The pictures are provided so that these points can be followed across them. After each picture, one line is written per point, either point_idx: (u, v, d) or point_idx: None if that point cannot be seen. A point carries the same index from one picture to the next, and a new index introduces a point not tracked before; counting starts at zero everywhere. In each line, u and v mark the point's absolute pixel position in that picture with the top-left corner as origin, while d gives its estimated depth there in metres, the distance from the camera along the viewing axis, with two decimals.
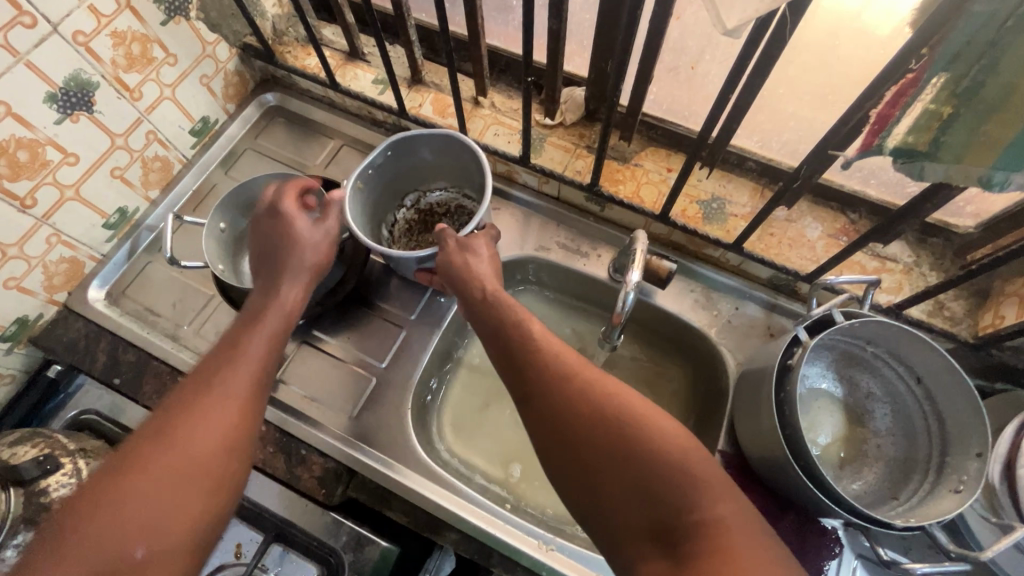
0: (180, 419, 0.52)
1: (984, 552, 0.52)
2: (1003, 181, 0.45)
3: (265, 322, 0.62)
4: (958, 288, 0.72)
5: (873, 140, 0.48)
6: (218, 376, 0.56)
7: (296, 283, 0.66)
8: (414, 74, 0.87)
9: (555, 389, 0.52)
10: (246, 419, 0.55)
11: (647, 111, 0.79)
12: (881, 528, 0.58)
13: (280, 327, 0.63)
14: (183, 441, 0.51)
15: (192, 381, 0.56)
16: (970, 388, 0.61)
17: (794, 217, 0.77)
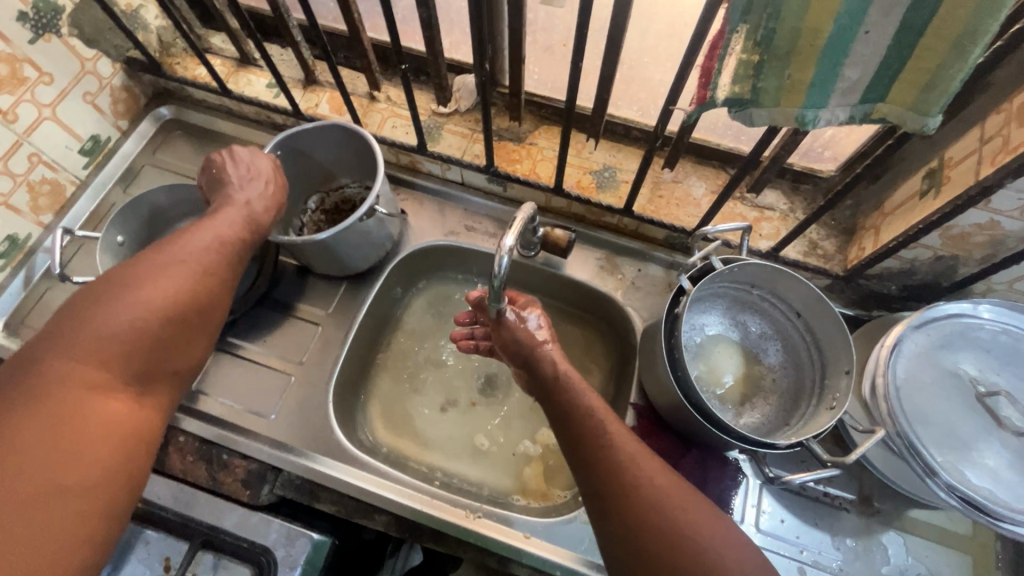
0: (148, 270, 0.54)
1: (850, 456, 0.58)
2: (814, 118, 0.50)
3: (225, 215, 0.62)
4: (828, 228, 0.78)
5: (706, 93, 0.51)
6: (181, 244, 0.57)
7: (258, 195, 0.66)
8: (306, 75, 0.88)
9: (608, 467, 0.53)
10: (208, 286, 0.57)
11: (534, 91, 0.82)
12: (768, 450, 0.63)
13: (242, 225, 0.63)
14: (151, 289, 0.53)
15: (159, 245, 0.57)
16: (833, 312, 0.67)
17: (680, 178, 0.82)
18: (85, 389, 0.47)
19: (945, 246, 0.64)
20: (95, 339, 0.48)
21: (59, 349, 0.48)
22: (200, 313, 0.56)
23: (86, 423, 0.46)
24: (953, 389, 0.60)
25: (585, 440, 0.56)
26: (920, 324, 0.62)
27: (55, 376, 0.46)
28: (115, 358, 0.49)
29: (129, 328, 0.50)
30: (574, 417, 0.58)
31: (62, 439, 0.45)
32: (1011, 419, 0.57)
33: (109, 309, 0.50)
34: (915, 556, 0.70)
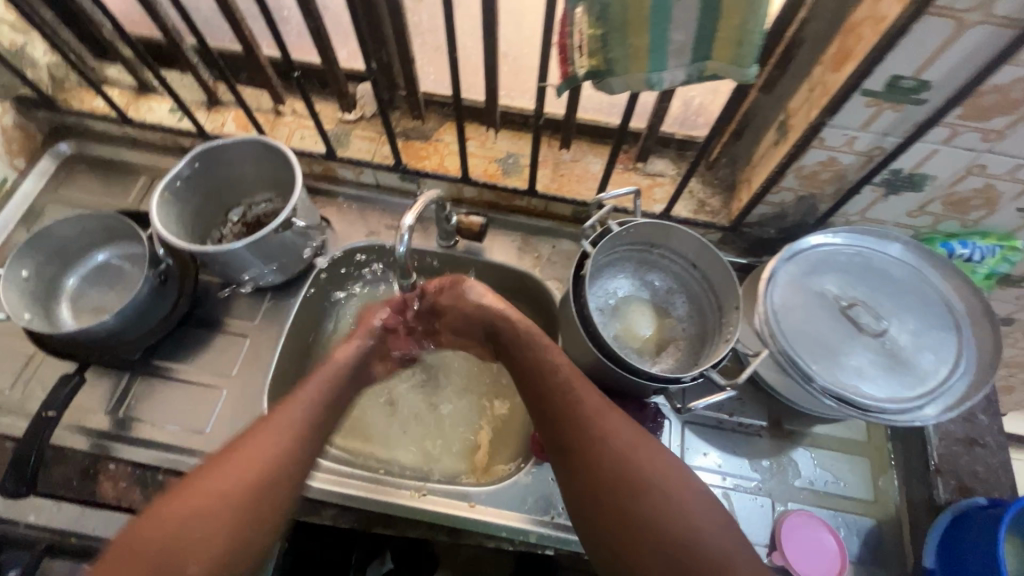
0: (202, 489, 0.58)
1: (741, 375, 0.65)
2: (659, 80, 0.57)
3: (263, 430, 0.63)
4: (713, 187, 0.87)
5: (567, 69, 0.59)
6: (230, 461, 0.60)
7: (344, 348, 0.73)
8: (209, 96, 0.89)
9: (585, 457, 0.62)
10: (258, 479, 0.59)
11: (433, 90, 0.87)
12: (676, 385, 0.69)
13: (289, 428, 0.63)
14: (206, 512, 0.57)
15: (218, 460, 0.61)
16: (717, 257, 0.75)
17: (579, 156, 0.89)
18: (279, 472, 0.61)
19: (802, 186, 0.74)
20: (278, 432, 0.62)
21: (253, 433, 0.63)
22: (252, 511, 0.58)
23: (278, 501, 0.60)
24: (822, 307, 0.67)
25: (564, 418, 0.64)
26: (789, 256, 0.70)
27: (245, 466, 0.59)
28: (310, 435, 0.65)
29: (319, 408, 0.67)
30: (563, 388, 0.65)
31: (266, 513, 0.59)
32: (869, 324, 0.65)
33: (287, 404, 0.65)
34: (822, 466, 0.77)
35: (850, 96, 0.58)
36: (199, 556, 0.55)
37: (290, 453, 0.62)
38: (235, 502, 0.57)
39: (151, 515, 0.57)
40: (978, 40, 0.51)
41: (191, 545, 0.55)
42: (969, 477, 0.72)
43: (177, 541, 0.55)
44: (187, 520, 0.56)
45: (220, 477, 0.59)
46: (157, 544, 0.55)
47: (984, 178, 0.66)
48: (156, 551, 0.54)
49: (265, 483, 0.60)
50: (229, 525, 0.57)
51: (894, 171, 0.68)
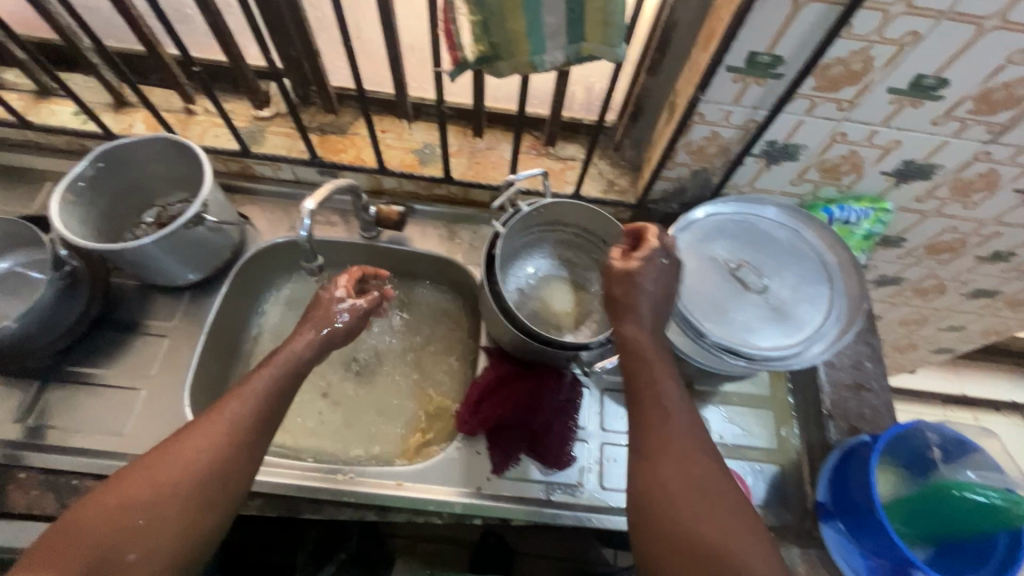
0: (158, 468, 0.53)
1: None
2: (542, 62, 0.61)
3: (229, 412, 0.57)
4: (620, 168, 0.92)
5: (457, 55, 0.61)
6: (189, 444, 0.54)
7: (306, 330, 0.66)
8: (114, 98, 0.88)
9: (656, 420, 0.56)
10: (227, 466, 0.55)
11: (345, 85, 0.89)
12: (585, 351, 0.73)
13: (254, 416, 0.58)
14: (161, 497, 0.52)
15: (177, 439, 0.55)
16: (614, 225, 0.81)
17: (494, 144, 0.92)
18: (227, 465, 0.55)
19: (694, 160, 0.79)
20: (230, 420, 0.56)
21: (200, 423, 0.56)
22: (209, 503, 0.53)
23: (225, 497, 0.54)
24: (714, 270, 0.73)
25: (642, 371, 0.59)
26: (683, 226, 0.75)
27: (191, 455, 0.54)
28: (263, 427, 0.58)
29: (278, 399, 0.60)
30: (636, 338, 0.59)
31: (214, 509, 0.54)
32: (754, 283, 0.71)
33: (238, 393, 0.59)
34: (731, 421, 0.83)
35: (717, 72, 0.64)
36: (135, 555, 0.49)
37: (240, 445, 0.56)
38: (177, 497, 0.52)
39: (87, 509, 0.51)
40: (815, 16, 0.57)
41: (124, 544, 0.49)
42: (857, 419, 0.79)
43: (109, 540, 0.49)
44: (126, 513, 0.50)
45: (163, 467, 0.53)
46: (90, 542, 0.49)
47: (848, 145, 0.73)
48: (83, 550, 0.48)
49: (229, 473, 0.55)
50: (170, 522, 0.51)
51: (770, 142, 0.74)
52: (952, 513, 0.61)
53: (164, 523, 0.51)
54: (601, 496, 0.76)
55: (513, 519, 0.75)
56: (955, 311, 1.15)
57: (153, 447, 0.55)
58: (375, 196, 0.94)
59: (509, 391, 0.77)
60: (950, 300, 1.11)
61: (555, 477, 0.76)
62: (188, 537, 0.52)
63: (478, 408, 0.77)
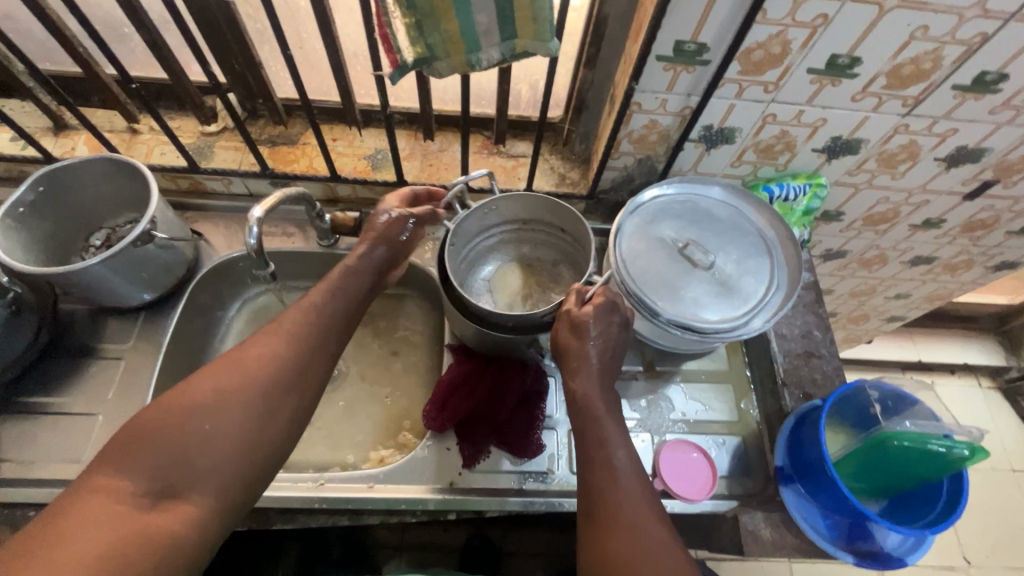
0: (231, 367, 0.58)
1: None
2: (478, 60, 0.63)
3: (291, 325, 0.62)
4: (571, 162, 0.94)
5: (396, 58, 0.62)
6: (257, 350, 0.59)
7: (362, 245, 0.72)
8: (54, 121, 0.86)
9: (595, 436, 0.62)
10: (293, 371, 0.60)
11: (293, 96, 0.89)
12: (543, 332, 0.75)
13: (315, 330, 0.63)
14: (236, 388, 0.56)
15: (246, 346, 0.60)
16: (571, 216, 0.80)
17: (446, 146, 0.94)
18: (289, 374, 0.59)
19: (637, 149, 0.82)
20: (290, 336, 0.61)
21: (260, 339, 0.61)
22: (280, 398, 0.58)
23: (290, 404, 0.59)
24: (663, 250, 0.75)
25: (588, 422, 0.63)
26: (632, 210, 0.78)
27: (255, 366, 0.58)
28: (321, 341, 0.63)
29: (333, 318, 0.66)
30: (577, 390, 0.65)
31: (281, 415, 0.58)
32: (701, 259, 0.74)
33: (295, 311, 0.64)
34: (692, 398, 0.86)
35: (648, 61, 0.67)
36: (209, 453, 0.53)
37: (298, 358, 0.61)
38: (246, 402, 0.56)
39: (154, 411, 0.53)
40: (732, 4, 0.61)
41: (200, 435, 0.53)
42: (810, 385, 0.83)
43: (183, 436, 0.52)
44: (195, 413, 0.53)
45: (225, 376, 0.56)
46: (161, 439, 0.51)
47: (778, 125, 0.78)
48: (156, 446, 0.51)
49: (297, 377, 0.60)
50: (245, 413, 0.55)
51: (706, 127, 0.78)
52: (891, 463, 0.65)
53: (241, 413, 0.55)
54: (573, 481, 0.77)
55: (486, 510, 0.75)
56: (898, 280, 1.21)
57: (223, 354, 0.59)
58: (331, 204, 0.94)
59: (474, 384, 0.79)
60: (892, 269, 1.17)
61: (527, 466, 0.78)
62: (258, 439, 0.56)
63: (446, 405, 0.78)
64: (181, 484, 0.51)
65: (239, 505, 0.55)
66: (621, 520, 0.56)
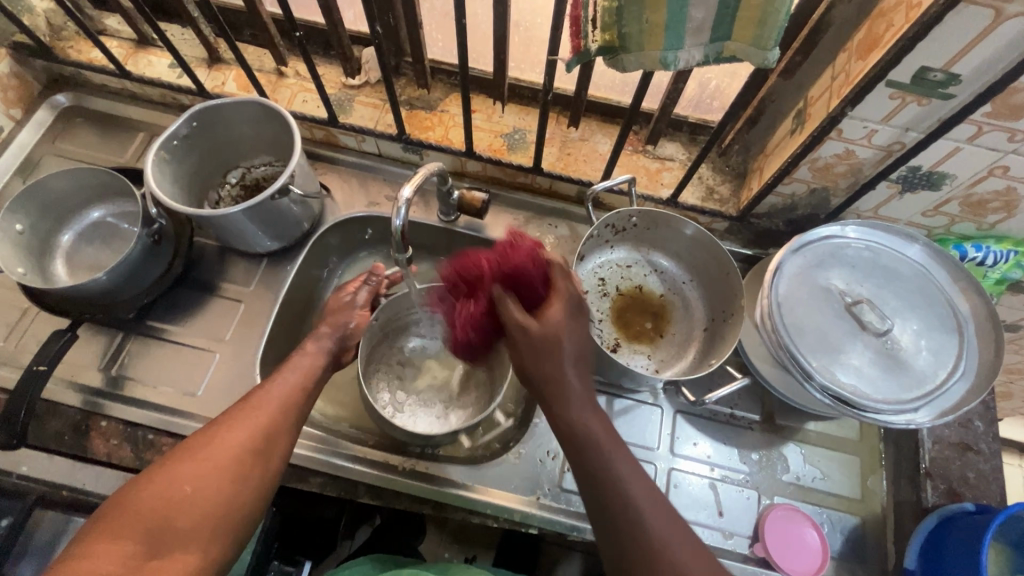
0: (204, 440, 0.55)
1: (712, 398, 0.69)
2: (675, 59, 0.54)
3: (263, 396, 0.60)
4: (723, 174, 0.84)
5: (580, 43, 0.56)
6: (229, 423, 0.57)
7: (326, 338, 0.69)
8: (210, 53, 0.87)
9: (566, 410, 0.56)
10: (269, 437, 0.58)
11: (441, 59, 0.85)
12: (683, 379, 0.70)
13: (287, 397, 0.61)
14: (208, 459, 0.53)
15: (217, 420, 0.58)
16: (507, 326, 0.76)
17: (587, 135, 0.86)
18: (263, 445, 0.57)
19: (815, 178, 0.71)
20: (267, 402, 0.60)
21: (234, 413, 0.58)
22: (254, 465, 0.55)
23: (260, 471, 0.56)
24: (828, 303, 0.66)
25: (597, 460, 0.54)
26: (797, 247, 0.68)
27: (230, 436, 0.56)
28: (292, 413, 0.61)
29: (303, 395, 0.63)
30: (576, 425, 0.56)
31: (255, 481, 0.55)
32: (873, 323, 0.63)
33: (266, 387, 0.62)
34: (811, 462, 0.77)
35: (873, 86, 0.56)
36: (187, 519, 0.50)
37: (273, 430, 0.58)
38: (222, 474, 0.53)
39: (134, 492, 0.50)
40: (1014, 34, 0.48)
41: (178, 511, 0.50)
42: (959, 483, 0.72)
43: (165, 507, 0.50)
44: (172, 486, 0.51)
45: (201, 449, 0.54)
46: (143, 512, 0.49)
47: (1006, 181, 0.64)
48: (140, 520, 0.49)
49: (270, 445, 0.57)
50: (219, 486, 0.53)
51: (912, 169, 0.66)
52: None
53: (217, 485, 0.52)
54: None
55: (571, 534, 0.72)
56: None
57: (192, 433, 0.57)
58: (457, 177, 0.90)
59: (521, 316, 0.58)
60: None
61: None
62: (237, 505, 0.53)
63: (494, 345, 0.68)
64: (162, 549, 0.48)
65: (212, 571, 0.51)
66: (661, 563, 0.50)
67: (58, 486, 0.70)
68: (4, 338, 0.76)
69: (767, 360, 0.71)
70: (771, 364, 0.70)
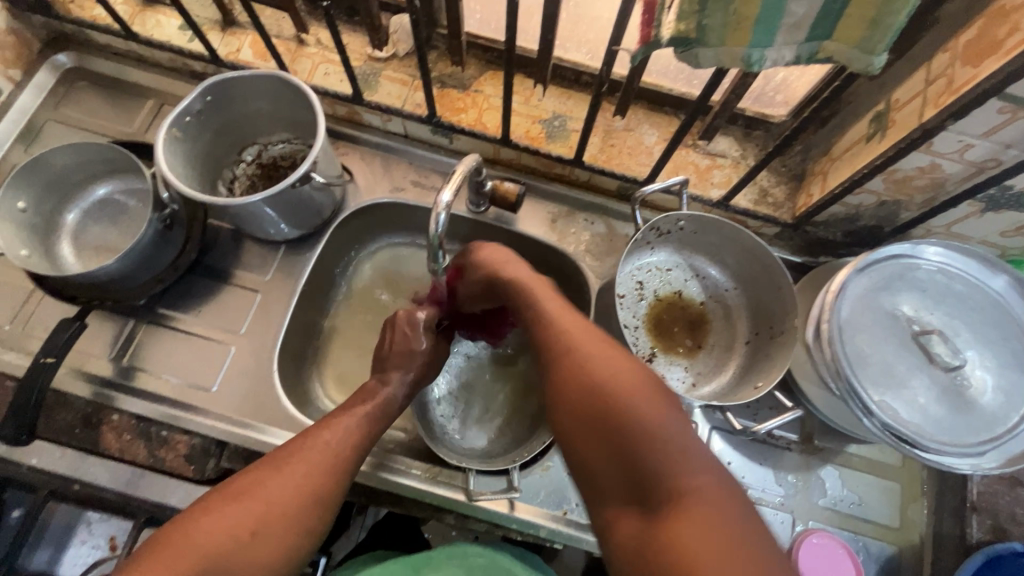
0: (265, 478, 0.52)
1: (760, 427, 0.66)
2: (761, 58, 0.47)
3: (327, 436, 0.57)
4: (779, 175, 0.78)
5: (649, 32, 0.46)
6: (292, 462, 0.53)
7: None
8: (224, 15, 0.80)
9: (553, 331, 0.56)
10: (329, 488, 0.54)
11: (477, 32, 0.78)
12: (730, 403, 0.67)
13: (350, 443, 0.58)
14: (269, 502, 0.50)
15: (277, 454, 0.54)
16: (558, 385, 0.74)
17: (633, 125, 0.79)
18: (330, 487, 0.54)
19: (888, 190, 0.65)
20: (332, 446, 0.56)
21: (301, 448, 0.55)
22: (310, 516, 0.52)
23: (321, 517, 0.53)
24: (893, 330, 0.61)
25: (581, 369, 0.51)
26: (864, 267, 0.62)
27: (298, 477, 0.53)
28: (356, 457, 0.58)
29: (370, 436, 0.60)
30: (568, 352, 0.53)
31: (309, 531, 0.52)
32: (943, 357, 0.58)
33: (336, 424, 0.58)
34: (849, 487, 0.74)
35: (982, 99, 0.49)
36: (242, 563, 0.48)
37: (339, 473, 0.55)
38: (286, 518, 0.51)
39: (192, 527, 0.48)
40: None
41: (234, 554, 0.47)
42: (1007, 520, 0.68)
43: (223, 547, 0.47)
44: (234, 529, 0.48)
45: (264, 486, 0.51)
46: (200, 550, 0.46)
47: None
48: (197, 560, 0.46)
49: (331, 497, 0.54)
50: (278, 534, 0.50)
51: (1003, 188, 0.59)
52: None
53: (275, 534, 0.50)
54: None
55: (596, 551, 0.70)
56: None
57: (250, 465, 0.54)
58: (488, 164, 0.84)
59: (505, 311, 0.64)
60: None
61: None
62: (287, 555, 0.50)
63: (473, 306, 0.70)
64: None
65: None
66: (680, 466, 0.43)
67: (68, 479, 0.68)
68: (10, 321, 0.72)
69: (817, 386, 0.67)
70: (820, 389, 0.67)
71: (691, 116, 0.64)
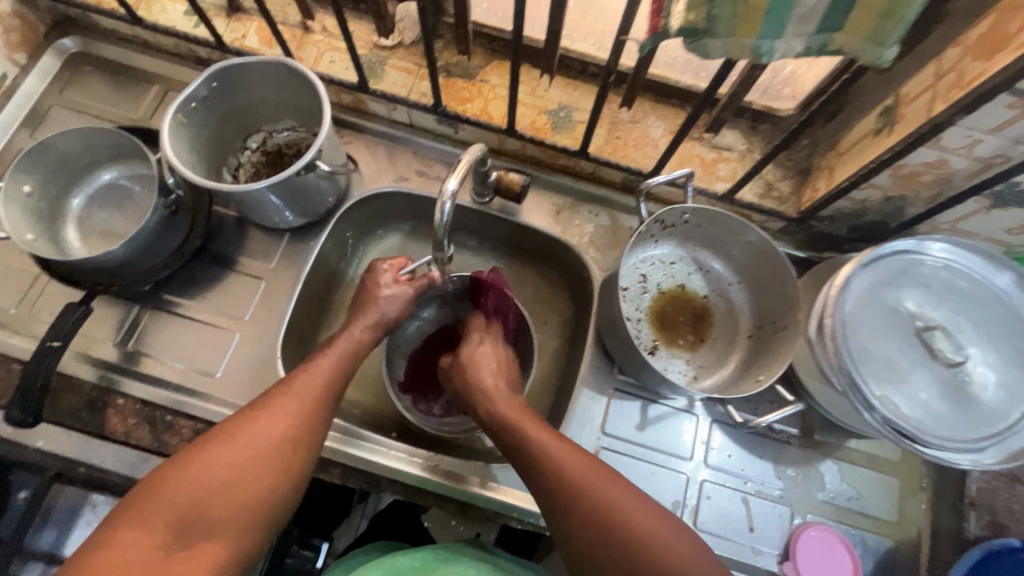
0: (238, 427, 0.53)
1: (761, 420, 0.67)
2: (770, 50, 0.47)
3: (299, 383, 0.57)
4: (785, 169, 0.77)
5: (658, 22, 0.46)
6: (264, 411, 0.54)
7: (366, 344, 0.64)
8: (229, 1, 0.79)
9: (552, 476, 0.55)
10: (302, 430, 0.55)
11: (484, 21, 0.77)
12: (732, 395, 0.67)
13: (322, 387, 0.58)
14: (242, 448, 0.51)
15: (252, 404, 0.55)
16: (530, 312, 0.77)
17: (639, 117, 0.79)
18: (301, 429, 0.54)
19: (894, 185, 0.65)
20: (304, 392, 0.56)
21: (273, 397, 0.55)
22: (285, 459, 0.53)
23: (298, 458, 0.54)
24: (897, 326, 0.61)
25: (598, 527, 0.52)
26: (869, 261, 0.62)
27: (269, 424, 0.53)
28: (329, 400, 0.58)
29: (343, 380, 0.60)
30: (579, 507, 0.53)
31: (289, 471, 0.53)
32: (946, 353, 0.58)
33: (308, 369, 0.58)
34: (848, 481, 0.74)
35: (992, 94, 0.49)
36: (222, 510, 0.49)
37: (314, 416, 0.56)
38: (261, 461, 0.52)
39: (168, 476, 0.49)
40: None
41: (211, 500, 0.49)
42: (1005, 515, 0.68)
43: (201, 493, 0.49)
44: (207, 476, 0.49)
45: (238, 435, 0.52)
46: (176, 498, 0.48)
47: None
48: (175, 507, 0.47)
49: (305, 440, 0.55)
50: (254, 477, 0.51)
51: (1010, 185, 0.58)
52: None
53: (250, 477, 0.51)
54: None
55: None
56: None
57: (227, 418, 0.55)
58: (493, 154, 0.84)
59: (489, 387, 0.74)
60: None
61: None
62: (268, 497, 0.51)
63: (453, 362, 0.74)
64: (195, 539, 0.47)
65: (251, 562, 0.51)
66: None
67: (74, 462, 0.69)
68: (16, 305, 0.73)
69: (819, 381, 0.67)
70: (822, 385, 0.67)
71: (698, 110, 0.64)
